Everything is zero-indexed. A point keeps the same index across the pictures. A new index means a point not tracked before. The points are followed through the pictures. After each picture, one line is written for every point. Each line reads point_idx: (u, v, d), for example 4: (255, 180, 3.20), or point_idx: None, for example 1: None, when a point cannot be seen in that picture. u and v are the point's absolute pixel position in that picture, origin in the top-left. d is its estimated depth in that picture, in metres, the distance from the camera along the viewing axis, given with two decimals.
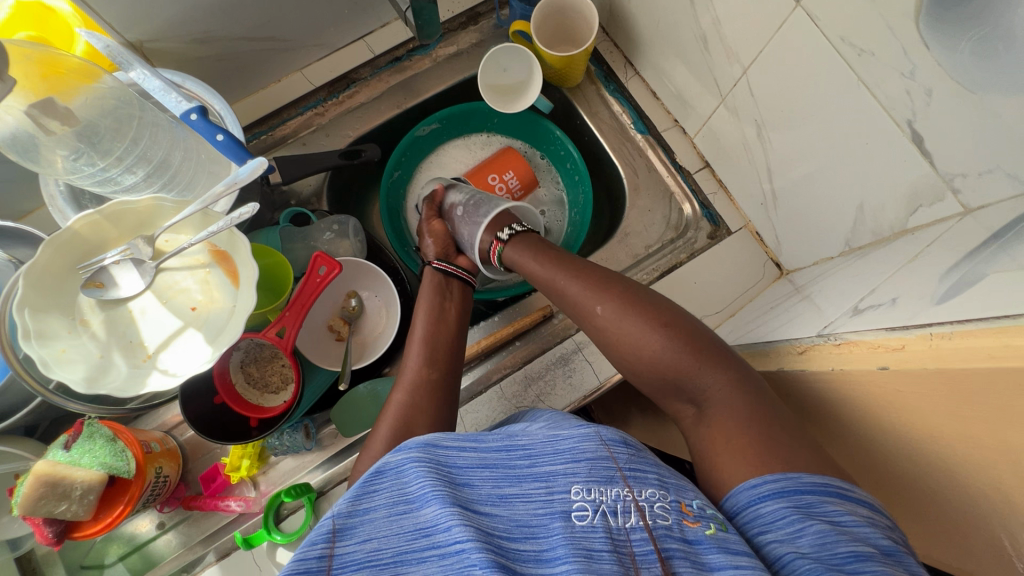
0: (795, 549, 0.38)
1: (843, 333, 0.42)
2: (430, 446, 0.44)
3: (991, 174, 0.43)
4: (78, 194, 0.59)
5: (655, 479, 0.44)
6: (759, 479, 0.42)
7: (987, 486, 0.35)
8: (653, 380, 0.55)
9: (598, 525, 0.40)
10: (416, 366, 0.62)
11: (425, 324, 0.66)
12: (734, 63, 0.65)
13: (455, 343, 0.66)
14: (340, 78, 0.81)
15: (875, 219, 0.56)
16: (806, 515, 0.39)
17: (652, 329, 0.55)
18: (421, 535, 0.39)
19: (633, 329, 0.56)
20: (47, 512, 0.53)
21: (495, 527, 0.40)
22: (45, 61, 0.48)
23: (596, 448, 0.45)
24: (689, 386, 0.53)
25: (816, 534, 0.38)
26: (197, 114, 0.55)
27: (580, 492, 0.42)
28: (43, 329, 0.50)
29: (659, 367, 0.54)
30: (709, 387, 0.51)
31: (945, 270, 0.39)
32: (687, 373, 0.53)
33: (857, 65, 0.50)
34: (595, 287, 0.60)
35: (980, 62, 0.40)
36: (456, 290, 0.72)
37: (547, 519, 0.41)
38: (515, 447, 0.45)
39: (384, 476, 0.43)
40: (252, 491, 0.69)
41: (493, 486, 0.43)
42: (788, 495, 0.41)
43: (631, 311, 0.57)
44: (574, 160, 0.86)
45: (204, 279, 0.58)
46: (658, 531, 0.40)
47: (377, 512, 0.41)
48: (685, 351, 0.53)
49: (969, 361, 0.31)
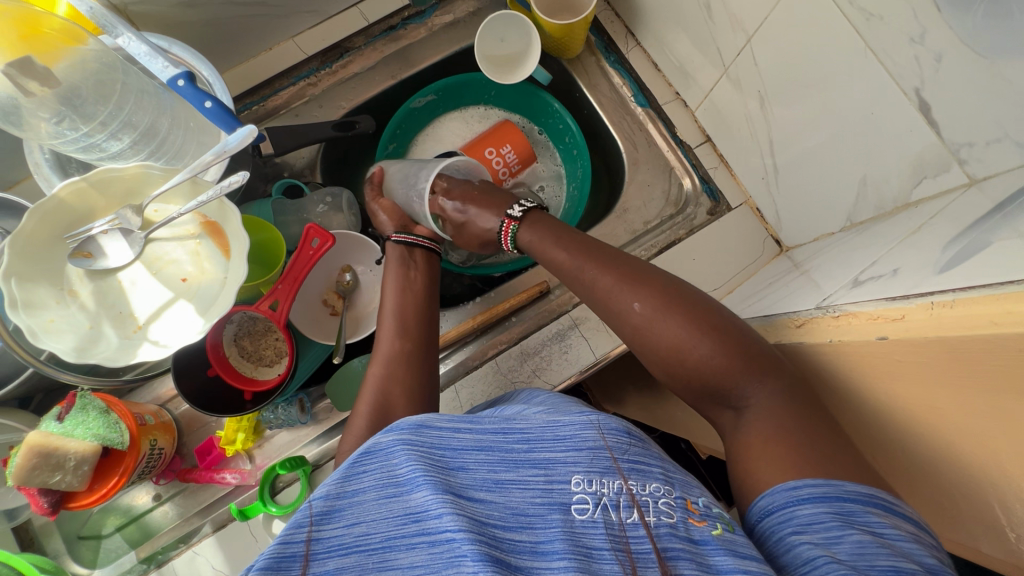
0: (829, 552, 0.37)
1: (841, 304, 0.42)
2: (421, 428, 0.43)
3: (998, 143, 0.42)
4: (65, 161, 0.57)
5: (660, 474, 0.45)
6: (801, 482, 0.41)
7: (982, 457, 0.35)
8: (692, 385, 0.53)
9: (598, 520, 0.40)
10: (390, 338, 0.62)
11: (395, 297, 0.65)
12: (738, 31, 0.63)
13: (427, 313, 0.65)
14: (333, 46, 0.79)
15: (878, 192, 0.55)
16: (847, 523, 0.38)
17: (696, 333, 0.51)
18: (410, 520, 0.39)
19: (675, 331, 0.52)
20: (41, 482, 0.53)
21: (489, 515, 0.40)
22: (24, 19, 0.46)
23: (596, 437, 0.45)
24: (733, 395, 0.50)
25: (856, 542, 0.37)
26: (184, 79, 0.53)
27: (581, 484, 0.42)
28: (29, 298, 0.49)
29: (702, 373, 0.51)
30: (753, 398, 0.48)
31: (949, 240, 0.38)
32: (730, 382, 0.50)
33: (865, 30, 0.48)
34: (629, 279, 0.57)
35: (992, 24, 0.38)
36: (420, 258, 0.70)
37: (544, 509, 0.41)
38: (513, 431, 0.45)
39: (373, 457, 0.42)
40: (247, 463, 0.69)
41: (488, 471, 0.43)
42: (830, 501, 0.40)
43: (670, 311, 0.53)
44: (572, 134, 0.85)
45: (194, 250, 0.57)
46: (661, 529, 0.40)
47: (366, 494, 0.41)
48: (733, 360, 0.50)
49: (969, 328, 0.31)
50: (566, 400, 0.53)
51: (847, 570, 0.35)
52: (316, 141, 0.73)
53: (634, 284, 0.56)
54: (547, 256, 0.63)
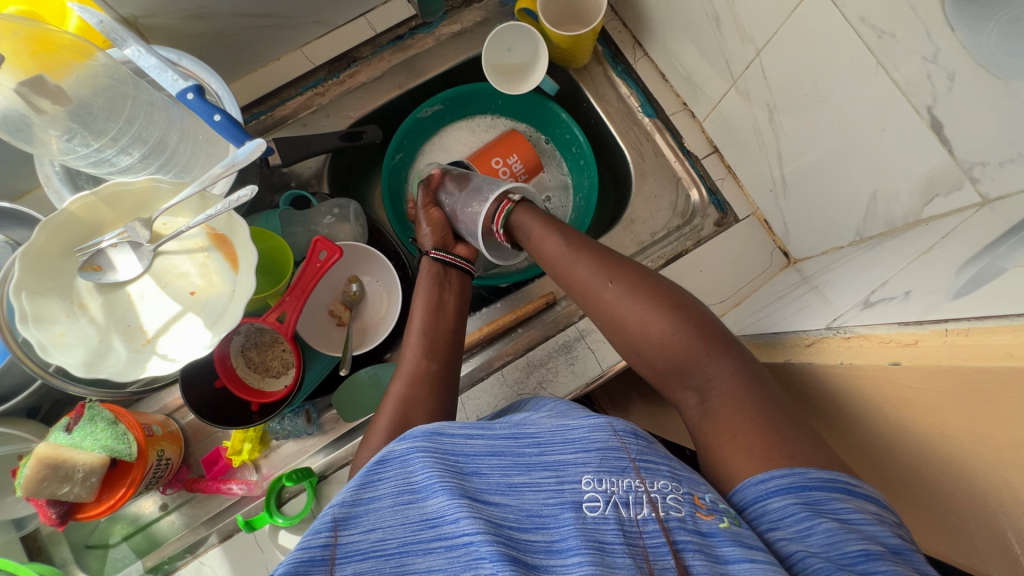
0: (805, 548, 0.37)
1: (853, 326, 0.42)
2: (435, 435, 0.44)
3: (1012, 163, 0.41)
4: (74, 174, 0.58)
5: (667, 471, 0.44)
6: (767, 475, 0.41)
7: (998, 486, 0.35)
8: (657, 366, 0.55)
9: (610, 516, 0.40)
10: (416, 356, 0.62)
11: (424, 316, 0.65)
12: (747, 44, 0.62)
13: (454, 334, 0.65)
14: (340, 56, 0.79)
15: (887, 209, 0.54)
16: (816, 513, 0.39)
17: (660, 314, 0.55)
18: (428, 526, 0.39)
19: (642, 310, 0.56)
20: (50, 493, 0.53)
21: (504, 517, 0.40)
22: (35, 36, 0.47)
23: (607, 438, 0.45)
24: (693, 375, 0.52)
25: (826, 531, 0.37)
26: (193, 93, 0.55)
27: (591, 483, 0.42)
28: (40, 312, 0.49)
29: (666, 351, 0.54)
30: (712, 376, 0.51)
31: (963, 263, 0.38)
32: (693, 360, 0.52)
33: (877, 48, 0.48)
34: (603, 266, 0.60)
35: (1007, 45, 0.38)
36: (455, 280, 0.71)
37: (557, 509, 0.41)
38: (524, 435, 0.45)
39: (388, 465, 0.42)
40: (253, 474, 0.69)
41: (502, 475, 0.42)
42: (795, 491, 0.40)
43: (642, 294, 0.57)
44: (579, 144, 0.84)
45: (202, 262, 0.58)
46: (671, 523, 0.40)
47: (383, 501, 0.41)
48: (694, 338, 0.53)
49: (985, 359, 0.31)
50: (573, 407, 0.53)
51: (826, 566, 0.36)
52: (323, 151, 0.73)
53: (611, 272, 0.60)
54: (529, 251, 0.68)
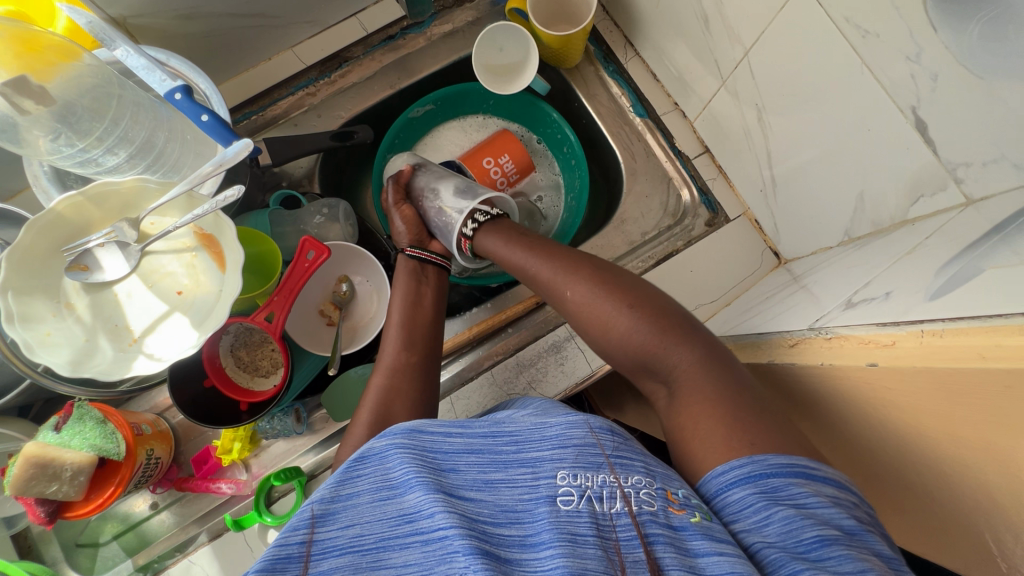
0: (762, 538, 0.38)
1: (834, 327, 0.42)
2: (414, 432, 0.43)
3: (995, 163, 0.41)
4: (63, 174, 0.58)
5: (641, 466, 0.44)
6: (726, 467, 0.42)
7: (976, 488, 0.35)
8: (624, 359, 0.55)
9: (584, 510, 0.40)
10: (394, 349, 0.62)
11: (402, 309, 0.66)
12: (735, 44, 0.62)
13: (434, 328, 0.65)
14: (332, 56, 0.79)
15: (875, 209, 0.54)
16: (773, 501, 0.39)
17: (620, 309, 0.55)
18: (404, 521, 0.39)
19: (604, 307, 0.56)
20: (38, 492, 0.53)
21: (479, 512, 0.40)
22: (20, 37, 0.47)
23: (584, 435, 0.45)
24: (659, 366, 0.52)
25: (783, 519, 0.38)
26: (180, 92, 0.55)
27: (566, 478, 0.42)
28: (26, 312, 0.50)
29: (629, 344, 0.54)
30: (675, 366, 0.51)
31: (944, 263, 0.37)
32: (656, 351, 0.52)
33: (861, 47, 0.48)
34: (562, 266, 0.60)
35: (988, 45, 0.38)
36: (431, 274, 0.71)
37: (532, 504, 0.41)
38: (502, 433, 0.45)
39: (367, 462, 0.42)
40: (242, 473, 0.69)
41: (478, 471, 0.42)
42: (755, 479, 0.40)
43: (602, 292, 0.57)
44: (570, 144, 0.84)
45: (189, 262, 0.58)
46: (643, 517, 0.40)
47: (361, 497, 0.41)
48: (654, 330, 0.53)
49: (959, 361, 0.30)
50: (557, 406, 0.53)
51: (781, 556, 0.37)
52: (313, 151, 0.74)
53: (572, 271, 0.59)
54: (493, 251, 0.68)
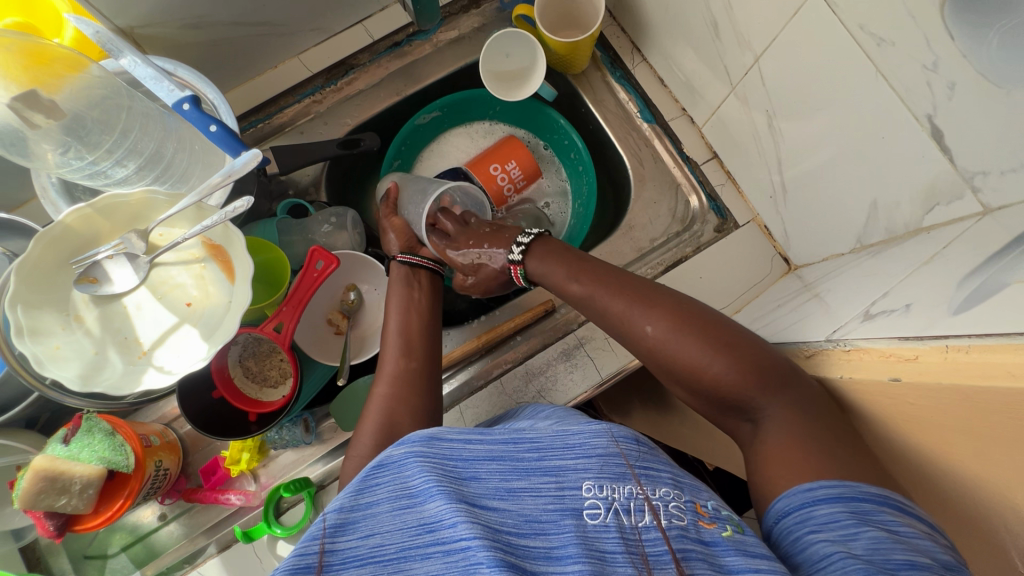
0: (846, 549, 0.36)
1: (854, 339, 0.41)
2: (432, 440, 0.43)
3: (1014, 173, 0.41)
4: (71, 186, 0.58)
5: (669, 478, 0.44)
6: (815, 482, 0.40)
7: (1002, 503, 0.34)
8: (708, 399, 0.51)
9: (611, 524, 0.40)
10: (394, 357, 0.62)
11: (399, 316, 0.65)
12: (745, 50, 0.62)
13: (431, 330, 0.65)
14: (339, 63, 0.79)
15: (888, 217, 0.54)
16: (862, 521, 0.38)
17: (703, 351, 0.50)
18: (425, 530, 0.38)
19: (685, 346, 0.51)
20: (47, 505, 0.53)
21: (503, 522, 0.39)
22: (29, 50, 0.47)
23: (608, 444, 0.44)
24: (749, 411, 0.48)
25: (872, 539, 0.36)
26: (189, 103, 0.55)
27: (592, 489, 0.42)
28: (36, 325, 0.49)
29: (717, 389, 0.50)
30: (768, 413, 0.47)
31: (963, 275, 0.37)
32: (746, 396, 0.48)
33: (876, 55, 0.47)
34: (634, 300, 0.56)
35: (1007, 54, 0.37)
36: (426, 280, 0.70)
37: (557, 515, 0.40)
38: (524, 440, 0.44)
39: (385, 470, 0.42)
40: (251, 484, 0.69)
41: (501, 480, 0.42)
42: (845, 500, 0.39)
43: (682, 331, 0.52)
44: (577, 150, 0.84)
45: (198, 274, 0.57)
46: (673, 531, 0.39)
47: (380, 506, 0.40)
48: (743, 375, 0.48)
49: (989, 378, 0.30)
50: (573, 414, 0.52)
51: (865, 567, 0.35)
52: (320, 159, 0.73)
53: (647, 305, 0.55)
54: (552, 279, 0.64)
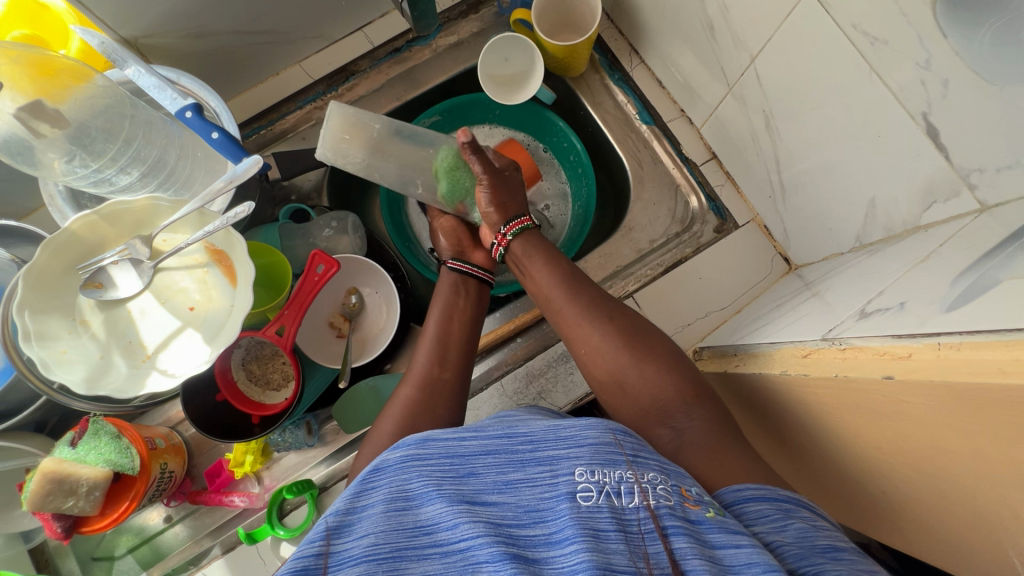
0: (780, 539, 0.40)
1: (848, 338, 0.40)
2: (424, 441, 0.43)
3: (1009, 170, 0.41)
4: (78, 194, 0.59)
5: (656, 463, 0.44)
6: (742, 483, 0.44)
7: (997, 501, 0.34)
8: (639, 403, 0.56)
9: (603, 505, 0.40)
10: (427, 362, 0.61)
11: (437, 324, 0.65)
12: (742, 51, 0.62)
13: (467, 344, 0.64)
14: (339, 70, 0.80)
15: (886, 215, 0.54)
16: (788, 514, 0.41)
17: (651, 359, 0.56)
18: (422, 533, 0.38)
19: (638, 351, 0.57)
20: (54, 507, 0.54)
21: (502, 515, 0.40)
22: (36, 61, 0.48)
23: (599, 434, 0.44)
24: (674, 416, 0.53)
25: (799, 529, 0.40)
26: (192, 111, 0.56)
27: (584, 474, 0.42)
28: (42, 330, 0.50)
29: (652, 393, 0.55)
30: (693, 419, 0.52)
31: (958, 272, 0.37)
32: (678, 402, 0.54)
33: (870, 54, 0.47)
34: (600, 303, 0.61)
35: (999, 51, 0.37)
36: (473, 287, 0.70)
37: (553, 501, 0.40)
38: (517, 432, 0.45)
39: (381, 474, 0.41)
40: (255, 486, 0.70)
41: (498, 473, 0.42)
42: (769, 497, 0.43)
43: (637, 339, 0.58)
44: (577, 152, 0.84)
45: (201, 278, 0.58)
46: (661, 510, 0.40)
47: (375, 509, 0.40)
48: (678, 386, 0.55)
49: (977, 375, 0.29)
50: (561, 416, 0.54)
51: (801, 552, 0.38)
52: (321, 165, 0.74)
53: (611, 312, 0.60)
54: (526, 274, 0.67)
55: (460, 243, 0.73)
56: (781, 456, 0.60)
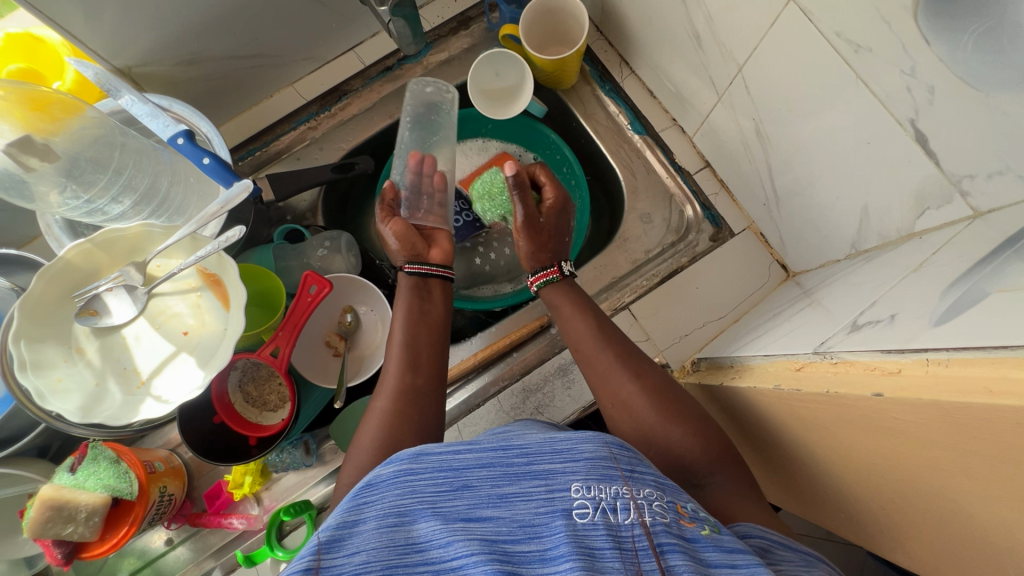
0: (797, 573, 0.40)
1: (839, 351, 0.40)
2: (420, 455, 0.42)
3: (1001, 176, 0.40)
4: (74, 223, 0.60)
5: (653, 479, 0.43)
6: (767, 525, 0.45)
7: (993, 524, 0.33)
8: (661, 462, 0.55)
9: (599, 523, 0.40)
10: (398, 371, 0.61)
11: (405, 325, 0.64)
12: (729, 60, 0.62)
13: (436, 344, 0.65)
14: (331, 90, 0.81)
15: (880, 222, 0.53)
16: (809, 559, 0.42)
17: (675, 420, 0.56)
18: (414, 550, 0.38)
19: (665, 413, 0.56)
20: (55, 533, 0.55)
21: (497, 531, 0.39)
22: (28, 96, 0.49)
23: (596, 448, 0.44)
24: (696, 478, 0.53)
25: (819, 571, 0.41)
26: (183, 137, 0.57)
27: (580, 490, 0.41)
28: (38, 359, 0.51)
29: (676, 453, 0.55)
30: (714, 484, 0.52)
31: (949, 283, 0.36)
32: (701, 466, 0.53)
33: (855, 61, 0.46)
34: (628, 359, 0.61)
35: (984, 57, 0.36)
36: (436, 290, 0.70)
37: (548, 518, 0.40)
38: (512, 445, 0.44)
39: (375, 489, 0.40)
40: (255, 507, 0.70)
41: (492, 486, 0.41)
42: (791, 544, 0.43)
43: (664, 399, 0.57)
44: (570, 164, 0.85)
45: (195, 303, 0.59)
46: (656, 527, 0.39)
47: (368, 524, 0.39)
48: (704, 449, 0.54)
49: (964, 393, 0.28)
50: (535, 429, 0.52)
51: None
52: (314, 185, 0.75)
53: (638, 368, 0.60)
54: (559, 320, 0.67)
55: (415, 245, 0.71)
56: (779, 470, 0.59)
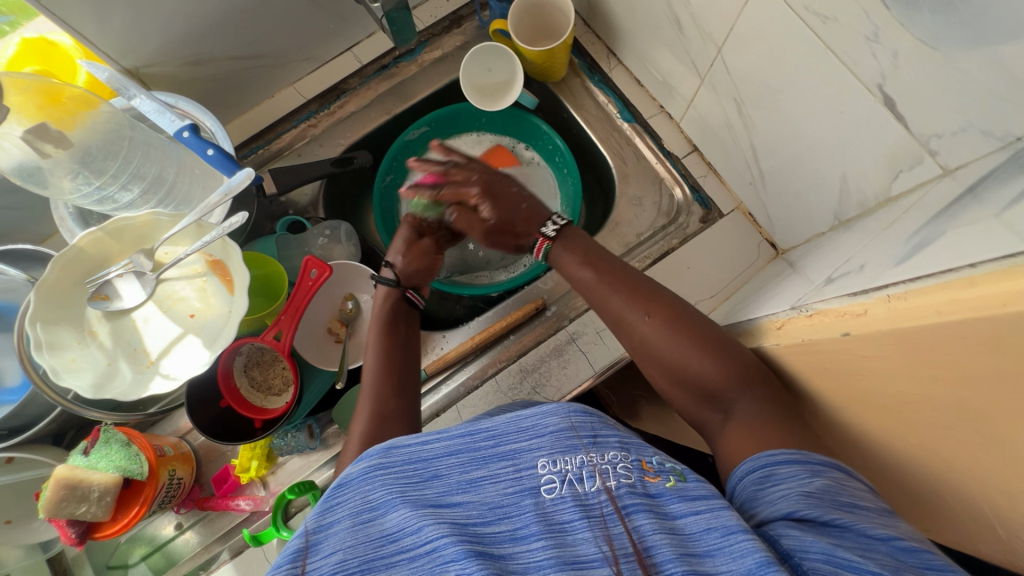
0: (803, 492, 0.39)
1: (814, 304, 0.41)
2: (388, 450, 0.43)
3: (965, 132, 0.41)
4: (86, 214, 0.63)
5: (616, 441, 0.45)
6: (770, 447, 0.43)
7: (964, 453, 0.34)
8: (688, 391, 0.53)
9: (567, 495, 0.40)
10: (375, 396, 0.59)
11: (376, 357, 0.63)
12: (709, 43, 0.64)
13: (408, 366, 0.63)
14: (330, 89, 0.84)
15: (859, 189, 0.54)
16: (814, 473, 0.40)
17: (693, 348, 0.52)
18: (387, 541, 0.39)
19: (681, 346, 0.52)
20: (69, 513, 0.57)
21: (467, 515, 0.40)
22: (44, 90, 0.53)
23: (559, 421, 0.45)
24: (723, 401, 0.50)
25: (824, 486, 0.39)
26: (188, 130, 0.60)
27: (547, 465, 0.42)
28: (53, 340, 0.53)
29: (700, 380, 0.51)
30: (743, 406, 0.48)
31: (913, 232, 0.38)
32: (727, 389, 0.49)
33: (823, 32, 0.48)
34: (636, 296, 0.56)
35: (939, 17, 0.38)
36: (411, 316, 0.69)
37: (517, 497, 0.41)
38: (479, 430, 0.45)
39: (347, 489, 0.42)
40: (261, 490, 0.71)
41: (461, 473, 0.42)
42: (798, 458, 0.42)
43: (680, 330, 0.53)
44: (562, 153, 0.86)
45: (201, 287, 0.61)
46: (622, 490, 0.41)
47: (341, 525, 0.40)
48: (726, 370, 0.50)
49: (921, 319, 0.30)
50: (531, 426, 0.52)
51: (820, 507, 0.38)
52: (316, 177, 0.77)
53: (648, 305, 0.56)
54: (567, 275, 0.63)
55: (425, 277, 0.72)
56: None
